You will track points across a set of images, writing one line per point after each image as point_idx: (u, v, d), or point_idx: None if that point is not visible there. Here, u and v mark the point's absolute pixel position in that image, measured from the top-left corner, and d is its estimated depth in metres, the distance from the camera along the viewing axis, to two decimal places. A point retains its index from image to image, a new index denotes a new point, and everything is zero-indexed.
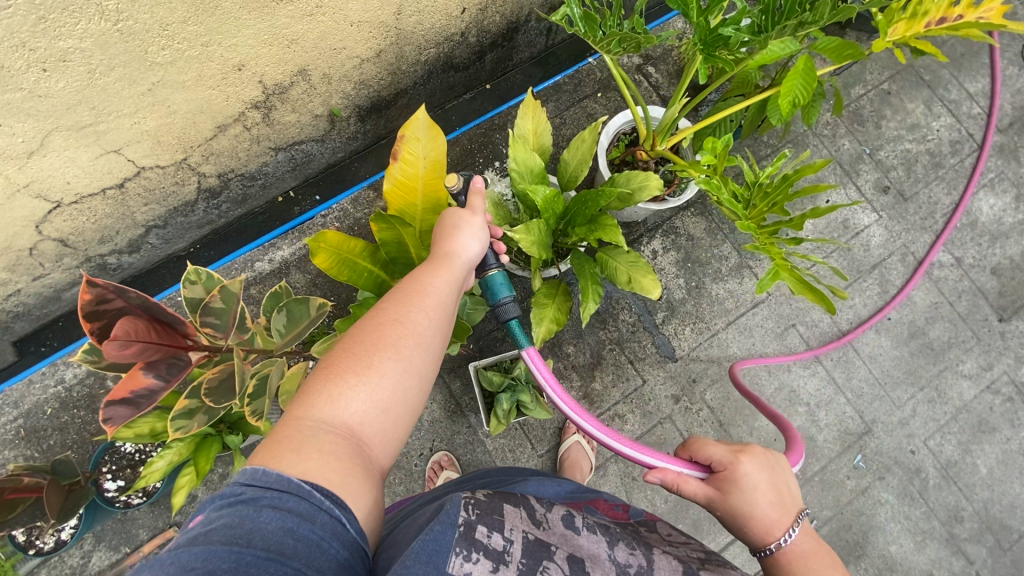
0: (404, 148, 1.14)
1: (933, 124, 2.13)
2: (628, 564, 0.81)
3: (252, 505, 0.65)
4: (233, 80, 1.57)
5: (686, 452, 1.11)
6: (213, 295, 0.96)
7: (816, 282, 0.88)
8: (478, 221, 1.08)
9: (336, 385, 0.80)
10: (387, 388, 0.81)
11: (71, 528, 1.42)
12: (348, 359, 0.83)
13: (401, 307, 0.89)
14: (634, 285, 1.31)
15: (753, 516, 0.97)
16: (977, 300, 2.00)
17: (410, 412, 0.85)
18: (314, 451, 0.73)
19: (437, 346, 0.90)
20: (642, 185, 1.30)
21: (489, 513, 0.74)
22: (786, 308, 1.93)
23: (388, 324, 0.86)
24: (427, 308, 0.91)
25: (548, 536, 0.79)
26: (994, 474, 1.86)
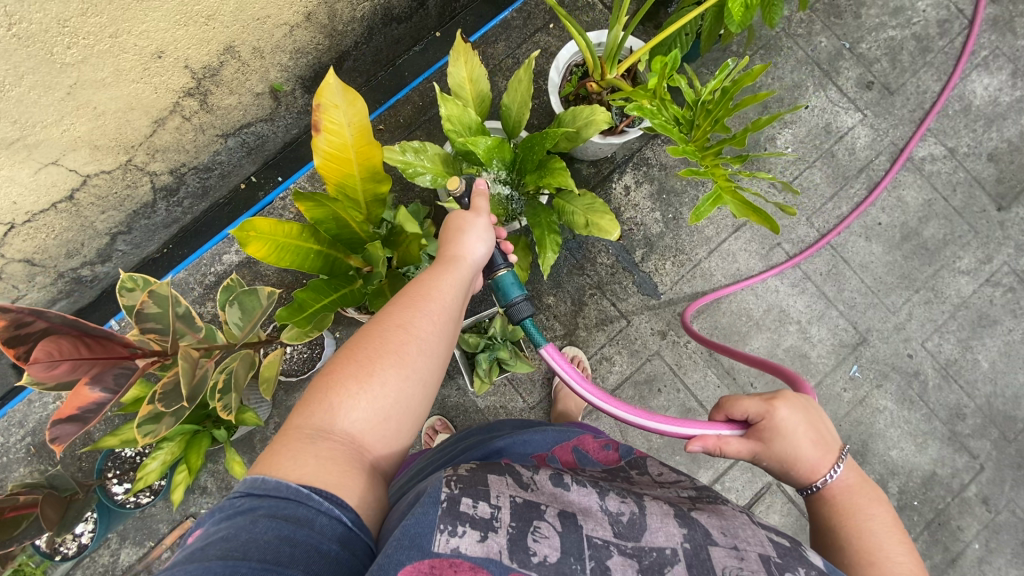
0: (324, 117, 1.07)
1: (919, 4, 1.95)
2: (618, 512, 0.79)
3: (250, 514, 0.67)
4: (156, 70, 1.48)
5: (716, 410, 1.09)
6: (144, 300, 0.93)
7: (757, 203, 0.81)
8: (483, 223, 1.08)
9: (338, 392, 0.82)
10: (389, 394, 0.84)
11: (89, 532, 1.48)
12: (352, 365, 0.86)
13: (404, 314, 0.91)
14: (592, 228, 1.26)
15: (799, 459, 0.99)
16: (974, 190, 1.89)
17: (414, 416, 0.88)
18: (313, 457, 0.76)
19: (439, 351, 0.92)
20: (589, 121, 1.22)
21: (473, 487, 0.74)
22: (770, 227, 1.86)
23: (391, 331, 0.88)
24: (430, 314, 0.93)
25: (537, 496, 0.78)
26: (996, 367, 1.82)
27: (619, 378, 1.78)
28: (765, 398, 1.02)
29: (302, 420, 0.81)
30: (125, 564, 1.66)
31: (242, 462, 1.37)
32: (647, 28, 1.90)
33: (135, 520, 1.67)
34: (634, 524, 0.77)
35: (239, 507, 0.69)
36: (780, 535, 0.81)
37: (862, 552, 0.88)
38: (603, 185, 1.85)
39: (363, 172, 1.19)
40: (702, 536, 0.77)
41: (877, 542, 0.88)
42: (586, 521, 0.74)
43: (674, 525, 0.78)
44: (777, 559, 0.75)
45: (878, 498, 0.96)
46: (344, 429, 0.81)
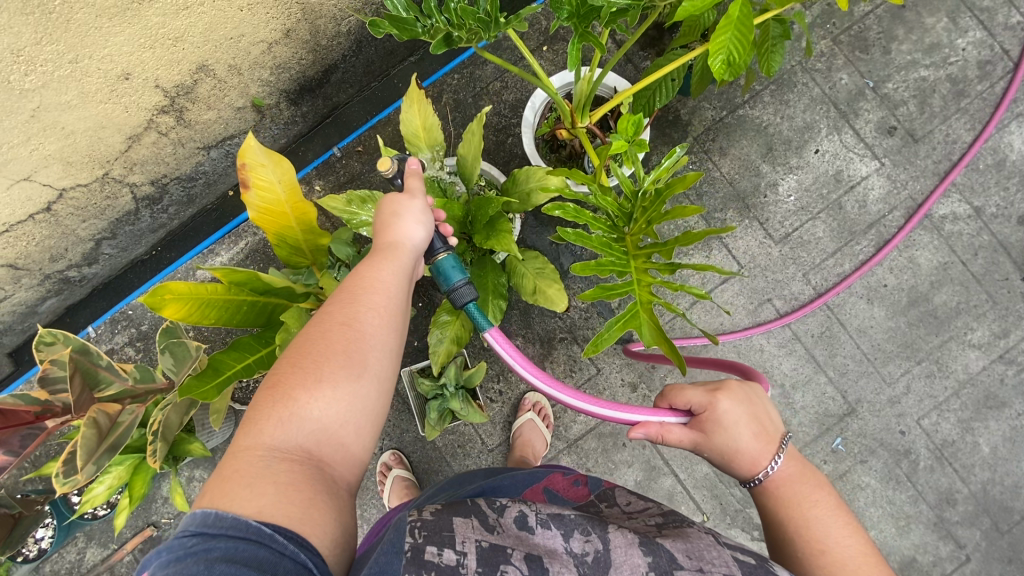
0: (251, 175, 1.03)
1: (959, 41, 1.75)
2: (583, 553, 0.79)
3: (203, 560, 0.59)
4: (124, 91, 1.48)
5: (660, 400, 1.04)
6: (45, 366, 0.97)
7: (665, 337, 0.74)
8: (421, 205, 1.00)
9: (285, 406, 0.74)
10: (342, 399, 0.76)
11: (48, 538, 1.54)
12: (296, 373, 0.77)
13: (346, 310, 0.83)
14: (539, 296, 1.19)
15: (739, 451, 0.93)
16: (997, 255, 1.71)
17: (373, 419, 0.80)
18: (270, 484, 0.68)
19: (392, 345, 0.85)
20: (541, 184, 1.14)
21: (438, 534, 0.75)
22: (761, 281, 1.73)
23: (335, 329, 0.80)
24: (377, 308, 0.85)
25: (503, 539, 0.78)
26: (997, 453, 1.67)
27: (583, 428, 1.72)
28: (710, 387, 0.98)
29: (251, 442, 0.72)
30: (89, 563, 1.73)
31: (185, 494, 1.39)
32: (648, 54, 1.77)
33: (100, 523, 1.73)
34: (599, 564, 0.78)
35: (190, 547, 0.61)
36: (745, 552, 0.83)
37: (809, 548, 0.84)
38: None
39: (301, 228, 1.15)
40: (666, 562, 0.78)
41: (825, 531, 0.84)
42: (552, 563, 0.75)
43: (639, 555, 0.79)
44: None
45: (818, 477, 0.92)
46: (297, 445, 0.73)
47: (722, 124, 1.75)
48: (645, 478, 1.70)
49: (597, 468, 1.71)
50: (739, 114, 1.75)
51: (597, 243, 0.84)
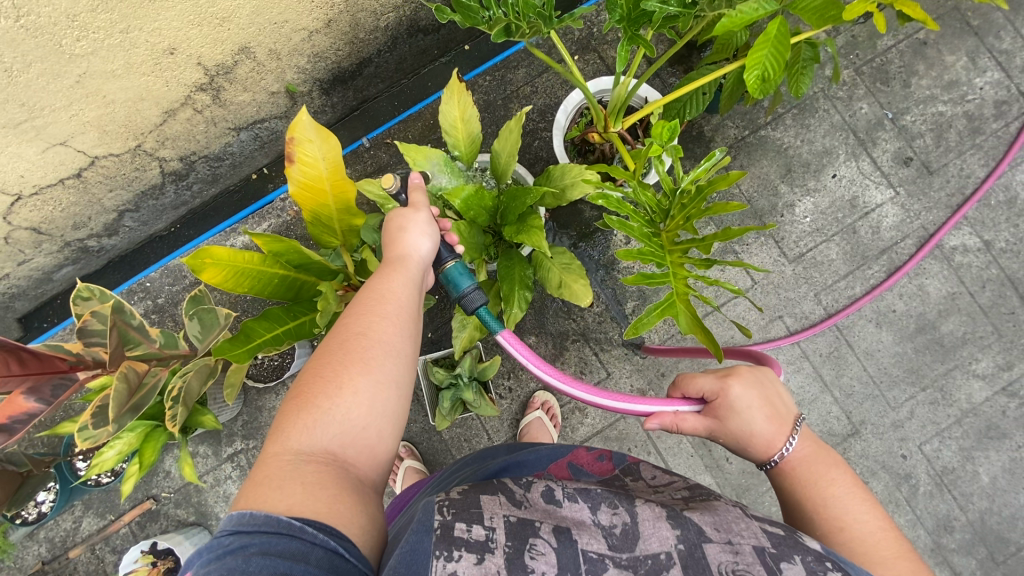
0: (298, 150, 1.05)
1: (976, 80, 1.81)
2: (612, 525, 0.75)
3: (242, 554, 0.60)
4: (168, 65, 1.51)
5: (673, 389, 1.07)
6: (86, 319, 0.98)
7: (704, 327, 0.76)
8: (425, 217, 1.03)
9: (308, 416, 0.76)
10: (363, 403, 0.78)
11: (49, 502, 1.54)
12: (319, 381, 0.79)
13: (364, 320, 0.86)
14: (564, 291, 1.21)
15: (753, 435, 0.97)
16: (1005, 289, 1.75)
17: (392, 422, 0.82)
18: (298, 485, 0.69)
19: (408, 350, 0.87)
20: (575, 181, 1.17)
21: (465, 509, 0.73)
22: (774, 297, 1.76)
23: (354, 339, 0.83)
24: (391, 317, 0.88)
25: (530, 513, 0.76)
26: (996, 483, 1.69)
27: (589, 431, 1.73)
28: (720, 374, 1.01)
29: (280, 449, 0.74)
30: (84, 532, 1.73)
31: (192, 465, 1.37)
32: (675, 71, 1.83)
33: (100, 493, 1.73)
34: (627, 535, 0.73)
35: (228, 546, 0.62)
36: (774, 524, 0.79)
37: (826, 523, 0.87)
38: (603, 230, 1.78)
39: (338, 205, 1.17)
40: (695, 535, 0.74)
41: (838, 506, 0.88)
42: (580, 535, 0.71)
43: (667, 528, 0.74)
44: (772, 549, 0.73)
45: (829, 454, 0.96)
46: (322, 449, 0.75)
47: (743, 143, 1.80)
48: None
49: None
50: (761, 134, 1.80)
51: (638, 233, 0.87)
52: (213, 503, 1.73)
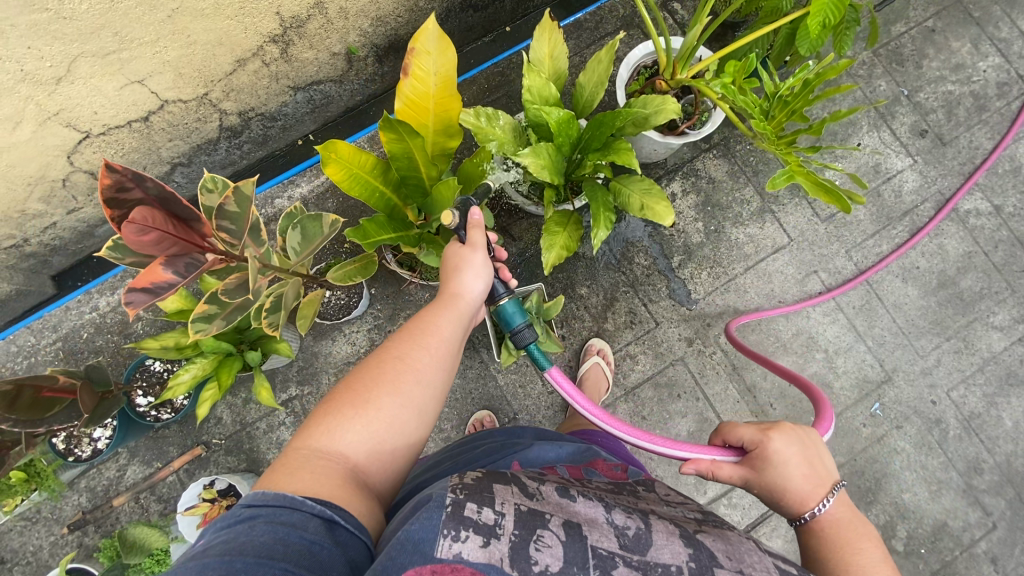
0: (415, 63, 1.13)
1: (980, 64, 2.01)
2: (625, 526, 0.73)
3: (248, 521, 0.65)
4: (251, 10, 1.57)
5: (714, 436, 1.10)
6: (227, 198, 0.97)
7: (832, 185, 0.93)
8: (481, 259, 1.07)
9: (335, 417, 0.82)
10: (384, 420, 0.84)
11: (106, 438, 1.51)
12: (348, 393, 0.86)
13: (401, 345, 0.92)
14: (647, 212, 1.30)
15: (788, 489, 0.96)
16: (1015, 250, 1.91)
17: (411, 442, 0.87)
18: (307, 473, 0.74)
19: (439, 381, 0.92)
20: (659, 108, 1.26)
21: (478, 493, 0.67)
22: (809, 254, 1.88)
23: (388, 360, 0.89)
24: (430, 348, 0.93)
25: (542, 505, 0.72)
26: (1019, 427, 1.81)
27: (639, 377, 1.79)
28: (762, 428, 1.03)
29: (302, 440, 0.80)
30: (128, 482, 1.68)
31: (270, 389, 1.40)
32: (712, 48, 1.98)
33: (147, 441, 1.69)
34: (639, 539, 0.71)
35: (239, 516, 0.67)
36: (788, 563, 0.76)
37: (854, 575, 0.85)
38: None
39: (437, 125, 1.23)
40: (708, 558, 0.72)
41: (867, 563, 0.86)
42: (592, 531, 0.69)
43: (679, 544, 0.73)
44: None
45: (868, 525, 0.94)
46: (339, 449, 0.80)
47: None
48: (698, 429, 1.76)
49: (650, 415, 1.77)
50: None
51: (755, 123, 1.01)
52: (265, 450, 1.71)
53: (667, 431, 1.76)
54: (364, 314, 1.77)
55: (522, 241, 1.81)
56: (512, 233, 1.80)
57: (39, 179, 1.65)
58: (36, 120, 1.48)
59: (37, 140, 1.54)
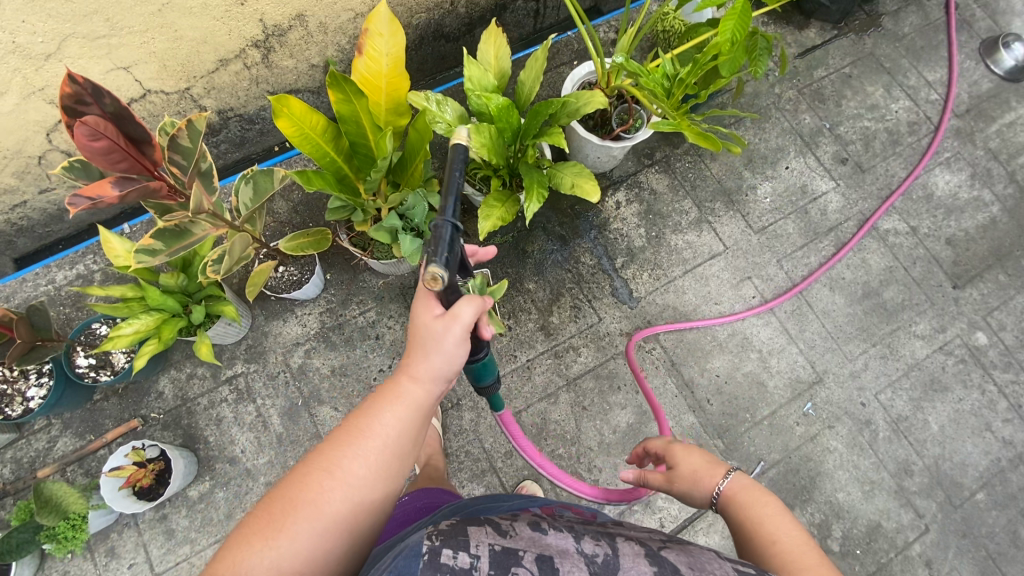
0: (369, 43, 1.27)
1: (892, 106, 2.26)
2: (594, 555, 0.72)
3: None
4: (236, 14, 1.73)
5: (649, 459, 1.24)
6: (180, 131, 1.07)
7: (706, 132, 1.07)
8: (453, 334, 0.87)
9: (241, 546, 0.69)
10: (301, 551, 0.71)
11: (39, 399, 1.49)
12: (264, 516, 0.72)
13: (334, 453, 0.78)
14: (577, 190, 1.44)
15: (694, 474, 1.05)
16: (932, 267, 2.06)
17: (334, 564, 0.74)
18: None
19: (376, 493, 0.79)
20: (588, 100, 1.43)
21: (450, 537, 0.69)
22: (743, 261, 2.01)
23: (316, 474, 0.75)
24: (366, 456, 0.79)
25: (516, 541, 0.72)
26: (945, 431, 1.88)
27: (582, 368, 1.85)
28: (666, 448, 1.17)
29: None
30: (58, 454, 1.64)
31: (211, 346, 1.44)
32: None
33: (82, 412, 1.67)
34: (609, 565, 0.71)
35: None
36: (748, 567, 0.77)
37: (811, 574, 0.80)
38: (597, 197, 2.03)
39: (388, 103, 1.37)
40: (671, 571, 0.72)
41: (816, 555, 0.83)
42: (563, 562, 0.69)
43: (645, 564, 0.72)
44: None
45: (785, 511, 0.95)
46: None
47: None
48: (637, 422, 1.80)
49: (591, 406, 1.81)
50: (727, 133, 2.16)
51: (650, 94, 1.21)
52: (203, 426, 1.70)
53: (607, 422, 1.80)
54: (317, 297, 1.83)
55: (475, 237, 1.91)
56: (465, 229, 1.91)
57: (16, 153, 1.75)
58: (22, 94, 1.60)
59: (20, 113, 1.65)
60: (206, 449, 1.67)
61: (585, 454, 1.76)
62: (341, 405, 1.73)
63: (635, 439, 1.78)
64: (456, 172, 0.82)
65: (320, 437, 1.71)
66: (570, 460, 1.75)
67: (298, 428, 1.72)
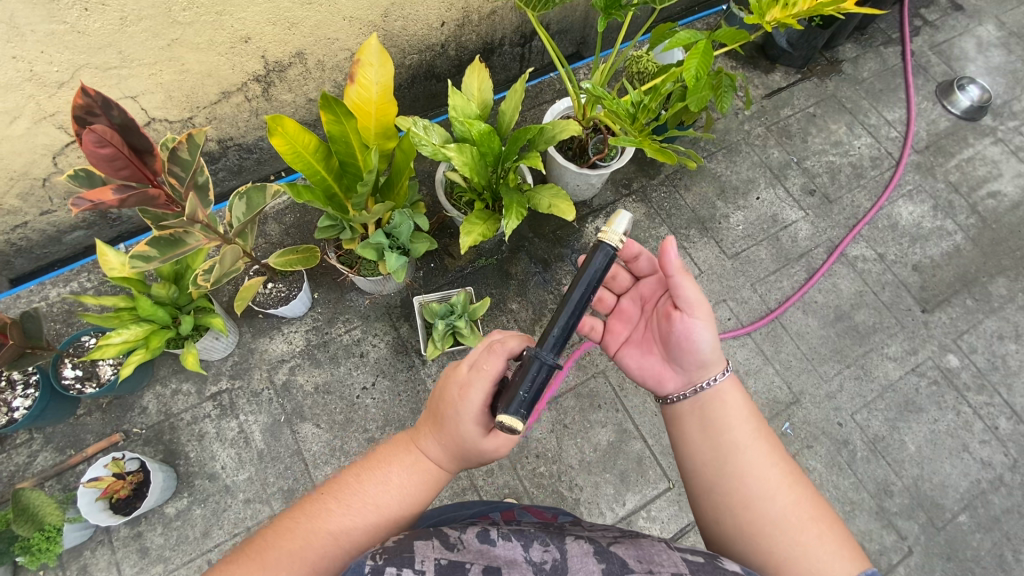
0: (360, 72, 1.38)
1: (855, 142, 2.41)
2: (542, 562, 0.74)
3: None
4: (240, 51, 1.87)
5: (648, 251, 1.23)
6: (180, 144, 1.16)
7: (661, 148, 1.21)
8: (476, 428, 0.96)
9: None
10: None
11: (23, 409, 1.52)
12: (258, 556, 0.80)
13: (338, 508, 0.88)
14: (554, 209, 1.53)
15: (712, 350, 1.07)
16: (900, 291, 2.15)
17: None
18: None
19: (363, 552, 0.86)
20: (563, 127, 1.54)
21: (396, 555, 0.72)
22: (718, 284, 2.09)
23: (319, 522, 0.86)
24: (363, 514, 0.88)
25: (464, 555, 0.75)
26: (922, 452, 1.90)
27: (563, 387, 1.88)
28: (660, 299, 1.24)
29: None
30: (37, 469, 1.63)
31: (197, 356, 1.48)
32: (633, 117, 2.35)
33: (65, 426, 1.68)
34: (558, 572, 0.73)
35: None
36: (695, 553, 0.79)
37: (779, 550, 0.86)
38: (578, 224, 2.13)
39: (377, 128, 1.47)
40: (619, 568, 0.74)
41: (795, 527, 0.87)
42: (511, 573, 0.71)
43: (594, 563, 0.75)
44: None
45: (784, 450, 0.98)
46: None
47: (687, 171, 2.27)
48: (618, 441, 1.82)
49: (573, 425, 1.83)
50: (700, 166, 2.28)
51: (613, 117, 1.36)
52: (185, 441, 1.70)
53: (588, 441, 1.81)
54: (305, 315, 1.88)
55: (460, 259, 1.99)
56: (451, 251, 1.99)
57: (22, 175, 1.83)
58: (33, 118, 1.70)
59: (29, 137, 1.74)
60: (186, 465, 1.67)
61: (566, 473, 1.77)
62: (324, 422, 1.75)
63: (616, 457, 1.79)
64: (586, 284, 0.97)
65: (301, 454, 1.71)
66: (551, 479, 1.75)
67: (279, 445, 1.72)
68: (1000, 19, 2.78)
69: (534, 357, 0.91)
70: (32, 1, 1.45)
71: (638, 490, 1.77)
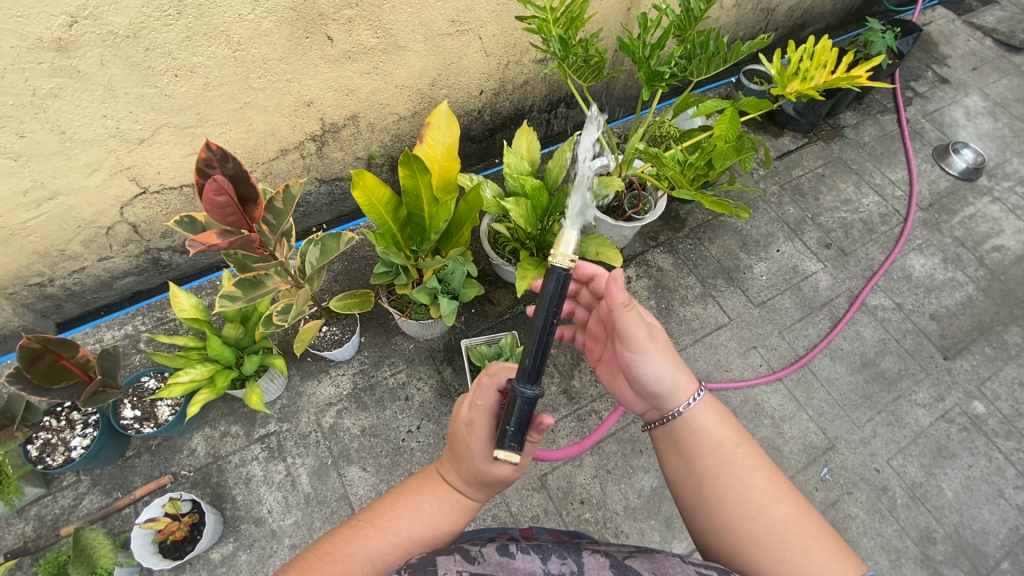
0: (429, 134, 1.53)
1: (864, 200, 2.58)
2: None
3: None
4: (302, 113, 2.03)
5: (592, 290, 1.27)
6: (277, 195, 1.28)
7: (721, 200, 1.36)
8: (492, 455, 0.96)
9: None
10: None
11: (81, 448, 1.53)
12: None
13: (370, 532, 0.89)
14: (601, 257, 1.65)
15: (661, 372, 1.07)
16: (921, 339, 2.23)
17: None
18: None
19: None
20: (609, 183, 1.68)
21: (420, 569, 0.73)
22: (748, 332, 2.17)
23: (354, 545, 0.87)
24: (395, 540, 0.89)
25: (484, 569, 0.77)
26: (960, 498, 1.92)
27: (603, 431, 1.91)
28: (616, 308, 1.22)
29: None
30: (82, 512, 1.62)
31: (261, 395, 1.52)
32: None
33: (112, 468, 1.68)
34: None
35: None
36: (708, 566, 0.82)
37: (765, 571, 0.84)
38: None
39: (439, 183, 1.60)
40: None
41: (780, 547, 0.85)
42: None
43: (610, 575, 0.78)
44: None
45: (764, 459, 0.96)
46: None
47: (710, 224, 2.41)
48: (661, 486, 1.83)
49: (615, 470, 1.85)
50: (721, 220, 2.43)
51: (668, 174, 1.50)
52: (232, 484, 1.70)
53: (631, 486, 1.82)
54: (352, 359, 1.93)
55: (500, 305, 2.08)
56: (492, 299, 2.08)
57: (89, 224, 1.93)
58: (110, 171, 1.82)
59: (103, 189, 1.86)
60: (233, 509, 1.66)
61: (612, 519, 1.76)
62: (371, 465, 1.76)
63: (660, 503, 1.80)
64: (546, 310, 0.86)
65: (348, 498, 1.71)
66: (597, 525, 1.75)
67: (326, 489, 1.72)
68: (984, 91, 3.05)
69: (513, 393, 0.85)
70: (130, 68, 1.59)
71: (684, 537, 1.76)
